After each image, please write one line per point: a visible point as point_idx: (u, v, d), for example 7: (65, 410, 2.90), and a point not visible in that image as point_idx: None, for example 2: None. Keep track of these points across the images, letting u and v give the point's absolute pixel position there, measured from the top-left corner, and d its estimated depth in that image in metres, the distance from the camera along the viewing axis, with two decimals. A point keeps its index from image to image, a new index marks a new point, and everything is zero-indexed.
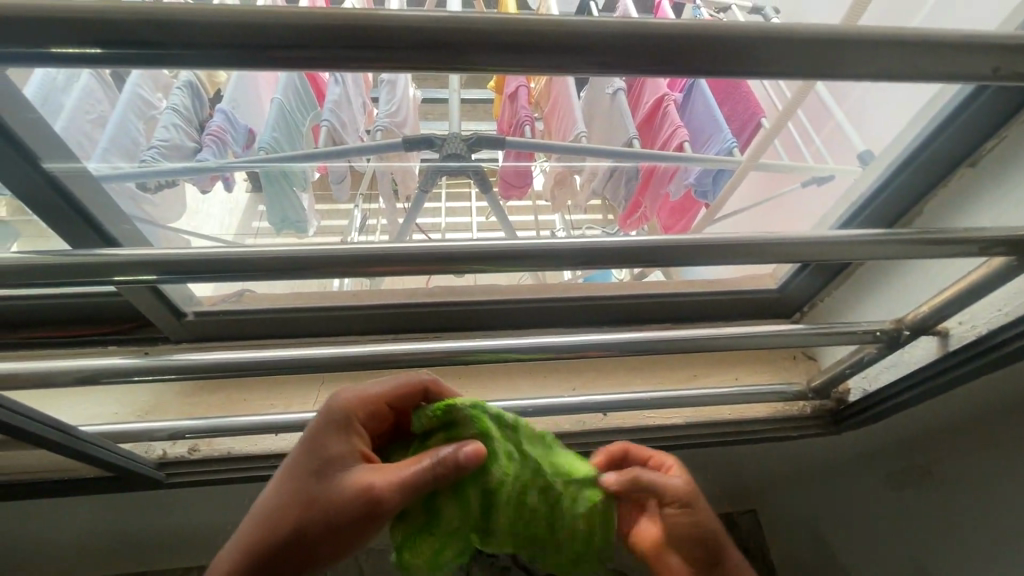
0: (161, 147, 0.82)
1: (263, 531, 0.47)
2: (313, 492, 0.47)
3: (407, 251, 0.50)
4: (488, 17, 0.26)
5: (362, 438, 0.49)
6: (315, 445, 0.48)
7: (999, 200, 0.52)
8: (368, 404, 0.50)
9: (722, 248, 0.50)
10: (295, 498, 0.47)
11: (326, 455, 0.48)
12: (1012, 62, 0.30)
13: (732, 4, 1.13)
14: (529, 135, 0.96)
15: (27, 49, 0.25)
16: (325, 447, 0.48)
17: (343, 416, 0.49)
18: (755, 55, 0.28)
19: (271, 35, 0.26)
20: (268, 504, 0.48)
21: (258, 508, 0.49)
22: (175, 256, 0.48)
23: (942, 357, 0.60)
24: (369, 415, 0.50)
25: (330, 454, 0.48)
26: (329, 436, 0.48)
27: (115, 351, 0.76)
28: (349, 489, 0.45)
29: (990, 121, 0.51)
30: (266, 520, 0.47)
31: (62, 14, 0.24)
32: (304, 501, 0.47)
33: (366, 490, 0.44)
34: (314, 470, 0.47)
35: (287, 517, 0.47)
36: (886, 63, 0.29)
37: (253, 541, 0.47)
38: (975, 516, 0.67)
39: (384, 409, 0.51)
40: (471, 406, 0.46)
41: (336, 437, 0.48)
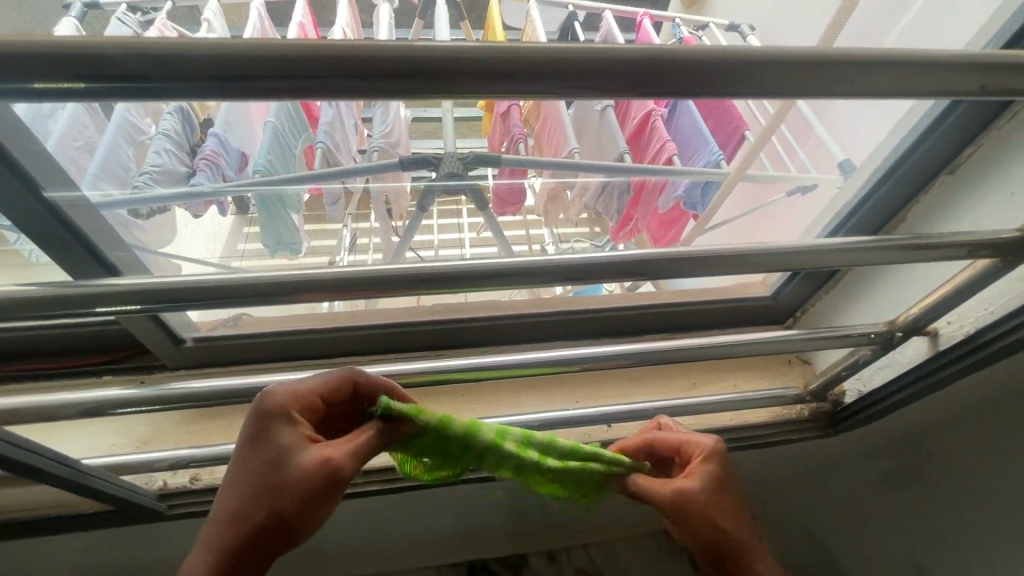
0: (154, 173, 0.81)
1: (224, 541, 0.45)
2: (264, 489, 0.44)
3: (413, 270, 0.51)
4: (501, 43, 0.27)
5: (304, 425, 0.46)
6: (258, 442, 0.45)
7: (979, 206, 0.54)
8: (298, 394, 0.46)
9: (716, 259, 0.52)
10: (247, 498, 0.44)
11: (270, 449, 0.44)
12: (996, 79, 0.32)
13: (710, 23, 1.18)
14: (524, 153, 0.97)
15: (41, 85, 0.25)
16: (266, 441, 0.45)
17: (276, 408, 0.45)
18: (747, 76, 0.29)
19: (287, 64, 0.26)
20: (222, 511, 0.45)
21: (216, 516, 0.46)
22: (179, 284, 0.48)
23: (934, 356, 0.63)
24: (305, 406, 0.46)
25: (274, 446, 0.44)
26: (267, 431, 0.45)
27: (109, 381, 0.74)
28: (301, 480, 0.43)
29: (965, 133, 0.53)
30: (224, 528, 0.45)
31: (72, 53, 0.24)
32: (259, 496, 0.44)
33: (319, 474, 0.43)
34: (262, 464, 0.45)
35: (246, 519, 0.44)
36: (868, 83, 0.31)
37: (216, 552, 0.44)
38: (968, 510, 0.70)
39: (319, 398, 0.47)
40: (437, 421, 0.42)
41: (274, 434, 0.45)
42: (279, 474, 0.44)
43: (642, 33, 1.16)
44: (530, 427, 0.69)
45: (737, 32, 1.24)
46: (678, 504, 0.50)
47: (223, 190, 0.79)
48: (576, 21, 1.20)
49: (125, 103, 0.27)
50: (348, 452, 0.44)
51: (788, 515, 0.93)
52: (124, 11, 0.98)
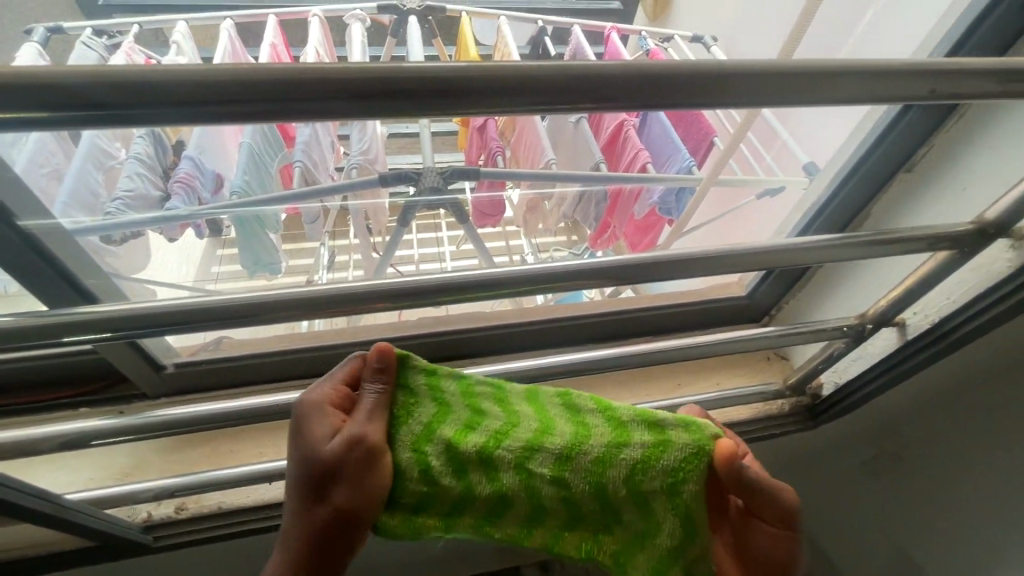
0: (126, 198, 0.79)
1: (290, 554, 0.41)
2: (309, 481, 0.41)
3: (397, 284, 0.51)
4: (479, 63, 0.28)
5: (338, 411, 0.44)
6: (297, 440, 0.43)
7: (935, 202, 0.57)
8: (328, 380, 0.45)
9: (695, 261, 0.54)
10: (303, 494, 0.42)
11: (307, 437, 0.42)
12: (944, 85, 0.34)
13: (675, 35, 1.22)
14: (501, 165, 0.98)
15: (11, 114, 0.25)
16: (303, 433, 0.42)
17: (306, 399, 0.44)
18: (719, 91, 0.31)
19: (265, 89, 0.27)
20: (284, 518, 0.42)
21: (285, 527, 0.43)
22: (163, 310, 0.47)
23: (903, 346, 0.66)
24: (335, 395, 0.44)
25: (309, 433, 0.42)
26: (300, 423, 0.43)
27: (87, 414, 0.71)
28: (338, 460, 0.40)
29: (919, 134, 0.56)
30: (288, 539, 0.42)
31: (49, 83, 0.24)
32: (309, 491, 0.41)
33: (352, 449, 0.40)
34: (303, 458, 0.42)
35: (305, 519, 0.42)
36: (828, 91, 0.33)
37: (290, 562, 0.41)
38: (944, 494, 0.72)
39: (346, 384, 0.45)
40: (426, 367, 0.44)
41: (307, 427, 0.42)
42: (316, 458, 0.41)
43: (610, 47, 1.19)
44: None
45: (700, 43, 1.29)
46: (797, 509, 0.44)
47: (199, 213, 0.78)
48: (546, 36, 1.23)
49: (101, 130, 0.27)
50: (371, 415, 0.42)
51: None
52: (90, 35, 0.96)
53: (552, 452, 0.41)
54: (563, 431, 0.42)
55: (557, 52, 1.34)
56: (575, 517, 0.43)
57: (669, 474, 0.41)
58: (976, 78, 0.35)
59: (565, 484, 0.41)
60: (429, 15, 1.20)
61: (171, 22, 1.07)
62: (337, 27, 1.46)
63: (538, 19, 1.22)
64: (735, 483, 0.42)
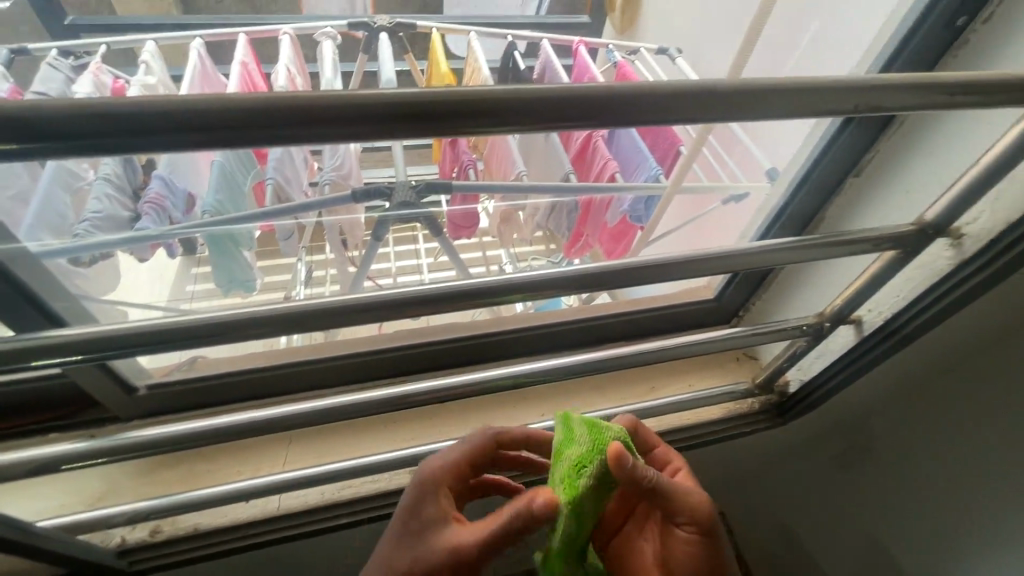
0: (96, 219, 0.78)
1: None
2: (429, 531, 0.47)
3: (368, 299, 0.52)
4: (433, 88, 0.29)
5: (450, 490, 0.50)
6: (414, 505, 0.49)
7: (881, 205, 0.61)
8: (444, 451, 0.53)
9: (660, 267, 0.56)
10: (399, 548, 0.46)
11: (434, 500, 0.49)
12: (870, 100, 0.37)
13: (640, 48, 1.26)
14: (474, 178, 1.00)
15: None
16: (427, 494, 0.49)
17: (433, 462, 0.52)
18: (664, 108, 0.33)
19: (227, 116, 0.27)
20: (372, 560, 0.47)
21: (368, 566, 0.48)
22: (136, 331, 0.47)
23: (860, 341, 0.69)
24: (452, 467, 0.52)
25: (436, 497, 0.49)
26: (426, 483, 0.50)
27: (58, 439, 0.70)
28: (440, 547, 0.45)
29: (863, 143, 0.59)
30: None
31: (5, 115, 0.25)
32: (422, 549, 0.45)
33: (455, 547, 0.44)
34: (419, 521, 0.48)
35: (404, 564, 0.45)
36: (766, 105, 0.35)
37: None
38: (902, 484, 0.77)
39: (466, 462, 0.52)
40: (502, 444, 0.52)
41: (429, 500, 0.49)
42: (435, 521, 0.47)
43: (578, 60, 1.22)
44: None
45: (665, 55, 1.33)
46: (711, 520, 0.50)
47: (170, 233, 0.77)
48: (515, 50, 1.25)
49: (61, 160, 0.27)
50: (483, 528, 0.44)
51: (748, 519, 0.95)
52: (55, 56, 0.95)
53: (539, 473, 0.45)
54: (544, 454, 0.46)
55: (528, 65, 1.36)
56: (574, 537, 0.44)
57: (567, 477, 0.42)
58: (900, 93, 0.37)
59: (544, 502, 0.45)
60: (400, 31, 1.22)
61: (138, 41, 1.07)
62: (309, 43, 1.46)
63: (507, 33, 1.25)
64: (629, 479, 0.43)
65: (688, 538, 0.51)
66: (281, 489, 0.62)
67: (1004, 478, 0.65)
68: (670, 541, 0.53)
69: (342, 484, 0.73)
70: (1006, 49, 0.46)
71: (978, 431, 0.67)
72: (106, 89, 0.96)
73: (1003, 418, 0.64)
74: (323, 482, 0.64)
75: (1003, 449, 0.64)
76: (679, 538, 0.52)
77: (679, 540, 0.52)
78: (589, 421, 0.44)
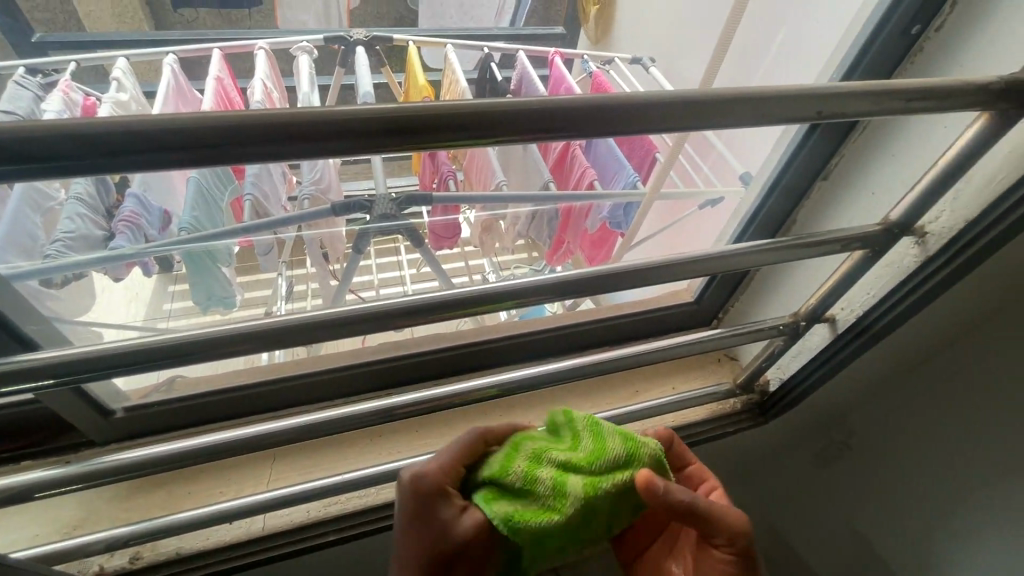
0: (68, 240, 0.76)
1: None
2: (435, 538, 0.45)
3: (348, 312, 0.52)
4: (409, 103, 0.30)
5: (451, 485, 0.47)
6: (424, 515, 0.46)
7: (850, 206, 0.63)
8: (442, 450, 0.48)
9: (639, 272, 0.57)
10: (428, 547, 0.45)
11: (437, 505, 0.46)
12: (831, 106, 0.39)
13: (614, 58, 1.29)
14: (454, 188, 1.00)
15: None
16: (430, 503, 0.46)
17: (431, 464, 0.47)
18: (635, 117, 0.34)
19: (203, 134, 0.27)
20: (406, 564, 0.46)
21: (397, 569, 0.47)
22: (113, 353, 0.47)
23: (834, 339, 0.71)
24: (458, 469, 0.48)
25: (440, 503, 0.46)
26: (427, 494, 0.46)
27: (30, 466, 0.68)
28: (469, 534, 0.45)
29: (829, 148, 0.61)
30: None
31: None
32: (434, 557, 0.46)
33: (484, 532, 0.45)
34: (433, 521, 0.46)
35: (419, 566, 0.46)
36: (732, 112, 0.36)
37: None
38: (881, 479, 0.80)
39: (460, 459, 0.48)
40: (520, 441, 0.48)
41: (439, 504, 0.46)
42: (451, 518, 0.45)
43: (554, 70, 1.24)
44: None
45: (639, 65, 1.36)
46: (747, 542, 0.50)
47: (144, 252, 0.76)
48: (492, 61, 1.27)
49: (33, 180, 0.27)
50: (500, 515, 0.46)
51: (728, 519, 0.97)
52: (22, 74, 0.93)
53: (563, 468, 0.45)
54: (571, 454, 0.46)
55: (505, 76, 1.38)
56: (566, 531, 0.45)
57: (591, 489, 0.44)
58: (859, 99, 0.39)
59: (520, 466, 0.45)
60: (377, 44, 1.23)
61: (110, 57, 1.05)
62: (285, 57, 1.46)
63: (484, 45, 1.27)
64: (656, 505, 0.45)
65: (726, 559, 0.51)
66: (264, 508, 0.61)
67: (980, 469, 0.67)
68: (707, 559, 0.53)
69: (328, 501, 0.72)
70: (957, 57, 0.48)
71: (956, 422, 0.70)
72: (76, 107, 0.94)
73: (974, 412, 0.68)
74: (308, 500, 0.63)
75: (975, 442, 0.68)
76: (718, 559, 0.52)
77: (716, 559, 0.53)
78: (625, 436, 0.47)
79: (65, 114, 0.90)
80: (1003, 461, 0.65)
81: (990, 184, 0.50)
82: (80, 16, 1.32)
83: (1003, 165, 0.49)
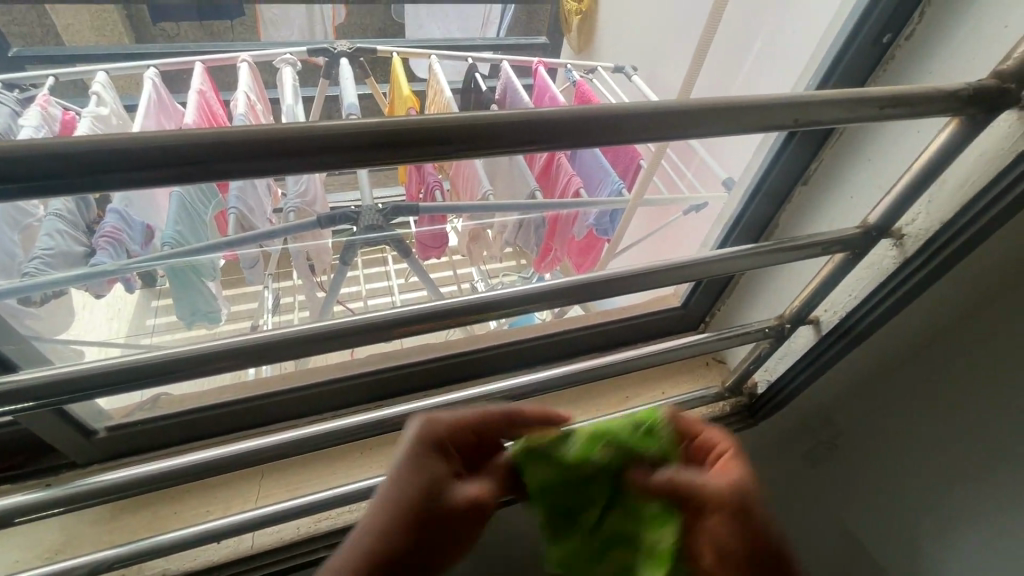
0: (47, 257, 0.75)
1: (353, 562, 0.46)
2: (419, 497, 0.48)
3: (337, 325, 0.51)
4: (394, 118, 0.30)
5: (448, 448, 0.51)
6: (415, 470, 0.49)
7: (829, 211, 0.64)
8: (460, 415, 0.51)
9: (626, 279, 0.58)
10: (409, 502, 0.47)
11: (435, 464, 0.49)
12: (806, 115, 0.39)
13: (597, 67, 1.31)
14: (441, 198, 1.00)
15: None
16: (426, 461, 0.49)
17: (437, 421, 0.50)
18: (616, 127, 0.35)
19: (185, 152, 0.27)
20: (381, 517, 0.47)
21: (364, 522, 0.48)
22: (96, 373, 0.46)
23: (819, 341, 0.72)
24: (459, 434, 0.51)
25: (436, 463, 0.50)
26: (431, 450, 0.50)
27: (9, 490, 0.66)
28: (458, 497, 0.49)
29: (806, 156, 0.63)
30: (364, 541, 0.47)
31: None
32: (411, 518, 0.47)
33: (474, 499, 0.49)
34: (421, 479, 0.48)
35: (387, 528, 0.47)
36: (712, 121, 0.37)
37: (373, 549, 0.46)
38: (868, 481, 0.82)
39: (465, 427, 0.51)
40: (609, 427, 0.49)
41: (431, 462, 0.49)
42: (442, 478, 0.49)
43: (538, 80, 1.26)
44: None
45: (621, 74, 1.39)
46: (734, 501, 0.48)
47: (126, 268, 0.75)
48: (476, 71, 1.28)
49: (14, 201, 0.26)
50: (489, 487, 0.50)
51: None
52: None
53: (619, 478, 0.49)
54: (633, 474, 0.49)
55: (490, 85, 1.39)
56: (589, 526, 0.48)
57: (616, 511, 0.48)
58: (835, 107, 0.40)
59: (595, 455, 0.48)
60: (361, 56, 1.23)
61: (90, 72, 1.04)
62: (269, 69, 1.46)
63: (468, 56, 1.28)
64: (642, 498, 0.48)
65: (724, 529, 0.48)
66: (253, 526, 0.60)
67: (962, 470, 0.70)
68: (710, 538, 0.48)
69: (318, 517, 0.71)
70: (927, 65, 0.50)
71: (936, 422, 0.72)
72: (55, 122, 0.93)
73: (953, 415, 0.70)
74: (297, 517, 0.62)
75: (956, 443, 0.70)
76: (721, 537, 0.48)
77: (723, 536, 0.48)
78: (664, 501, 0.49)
79: (43, 129, 0.89)
80: (982, 460, 0.67)
81: (963, 187, 0.51)
82: (59, 29, 1.31)
83: (975, 169, 0.50)
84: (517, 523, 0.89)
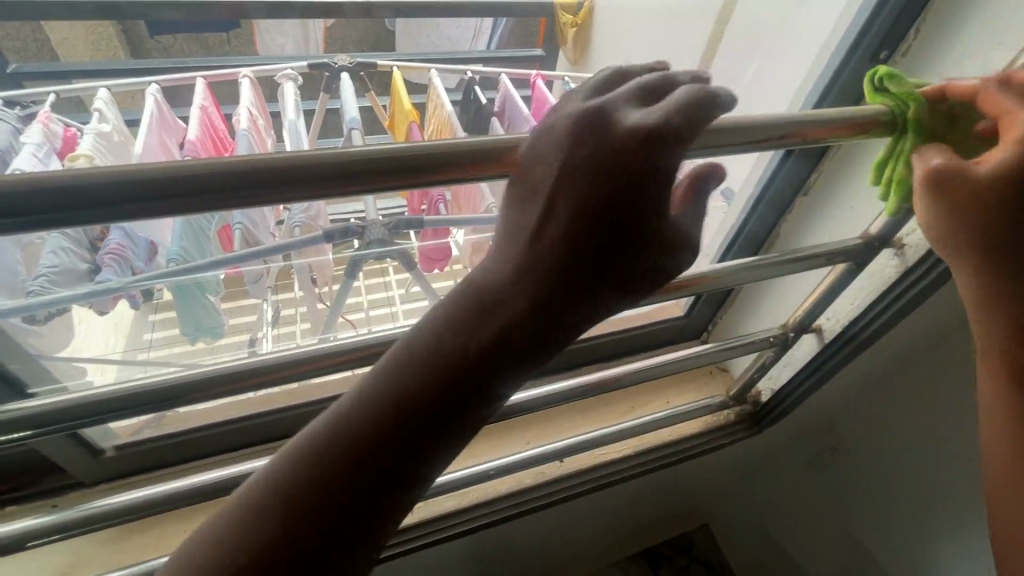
0: (51, 275, 0.75)
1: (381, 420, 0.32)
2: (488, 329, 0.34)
3: (349, 343, 0.52)
4: (402, 143, 0.32)
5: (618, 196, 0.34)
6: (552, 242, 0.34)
7: (826, 223, 0.66)
8: (646, 115, 0.34)
9: None
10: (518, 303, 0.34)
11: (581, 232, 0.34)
12: (811, 132, 0.41)
13: None
14: (445, 212, 1.01)
15: None
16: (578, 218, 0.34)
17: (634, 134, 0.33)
18: None
19: (212, 182, 0.28)
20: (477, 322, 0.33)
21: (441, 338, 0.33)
22: (108, 395, 0.46)
23: (822, 349, 0.73)
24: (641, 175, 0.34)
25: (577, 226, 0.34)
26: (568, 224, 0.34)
27: (15, 511, 0.66)
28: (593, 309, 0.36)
29: (802, 170, 0.64)
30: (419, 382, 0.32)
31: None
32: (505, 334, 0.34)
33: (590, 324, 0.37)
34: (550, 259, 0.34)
35: (376, 423, 0.31)
36: (721, 139, 0.38)
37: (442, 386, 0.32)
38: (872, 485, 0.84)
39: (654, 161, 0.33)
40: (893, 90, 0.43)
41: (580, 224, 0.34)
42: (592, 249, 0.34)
43: (536, 92, 1.27)
44: (486, 476, 0.71)
45: None
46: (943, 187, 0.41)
47: (131, 284, 0.75)
48: (475, 83, 1.29)
49: (44, 232, 0.27)
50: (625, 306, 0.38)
51: (726, 510, 1.07)
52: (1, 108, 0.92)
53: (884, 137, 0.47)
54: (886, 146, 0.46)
55: (487, 97, 1.40)
56: None
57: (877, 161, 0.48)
58: (839, 125, 0.41)
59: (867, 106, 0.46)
60: (361, 70, 1.24)
61: (89, 88, 1.04)
62: (268, 82, 1.46)
63: (466, 69, 1.29)
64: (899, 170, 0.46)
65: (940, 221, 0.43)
66: None
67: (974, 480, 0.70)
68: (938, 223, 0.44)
69: None
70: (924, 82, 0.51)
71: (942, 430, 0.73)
72: (56, 139, 0.93)
73: (950, 427, 0.71)
74: None
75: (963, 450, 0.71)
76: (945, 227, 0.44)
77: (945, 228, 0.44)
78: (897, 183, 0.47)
79: (45, 147, 0.89)
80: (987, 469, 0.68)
81: None
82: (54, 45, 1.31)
83: None
84: (525, 534, 0.89)
